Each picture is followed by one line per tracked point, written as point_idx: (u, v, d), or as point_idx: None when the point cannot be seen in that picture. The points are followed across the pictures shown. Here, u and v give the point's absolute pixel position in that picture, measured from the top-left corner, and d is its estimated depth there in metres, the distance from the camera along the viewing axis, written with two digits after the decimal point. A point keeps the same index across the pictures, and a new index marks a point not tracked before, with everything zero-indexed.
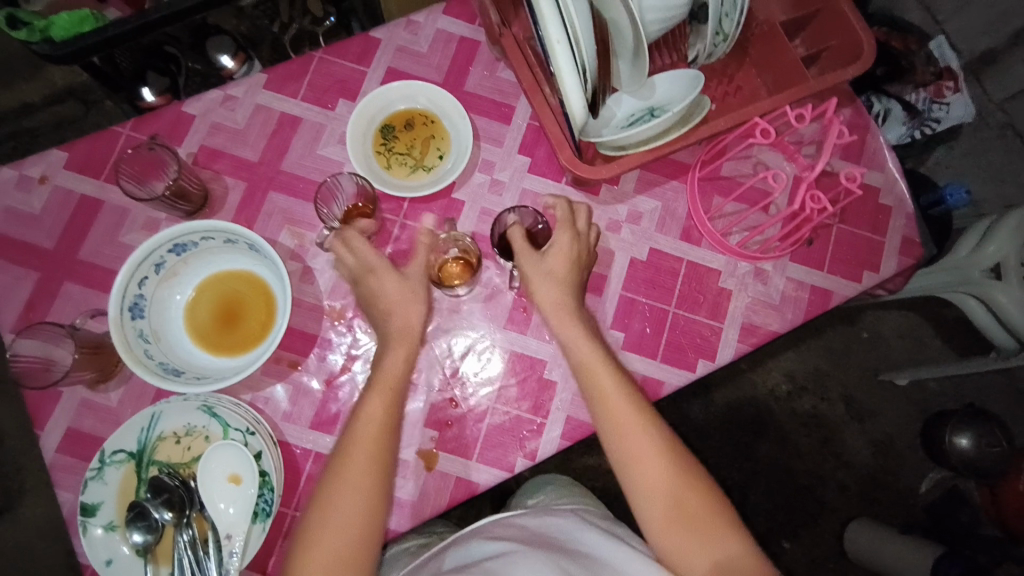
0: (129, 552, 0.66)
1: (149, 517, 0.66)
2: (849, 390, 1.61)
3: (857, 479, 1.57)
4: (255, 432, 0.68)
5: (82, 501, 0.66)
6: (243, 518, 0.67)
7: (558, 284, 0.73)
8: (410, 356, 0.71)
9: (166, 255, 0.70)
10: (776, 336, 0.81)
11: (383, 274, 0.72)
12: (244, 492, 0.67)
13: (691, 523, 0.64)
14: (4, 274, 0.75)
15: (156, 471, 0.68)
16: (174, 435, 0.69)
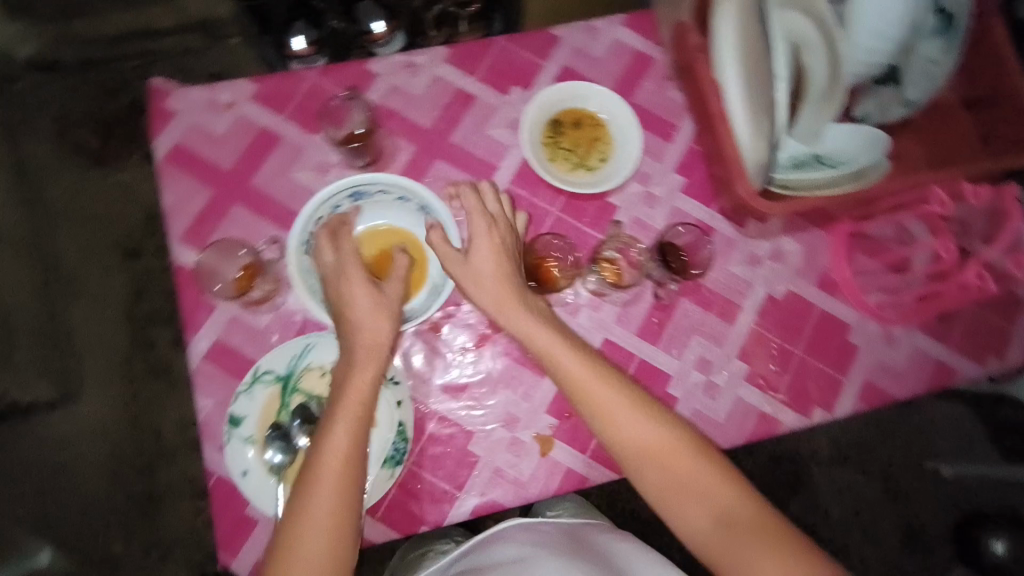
0: (262, 469, 0.68)
1: (290, 440, 0.69)
2: (890, 470, 1.60)
3: (881, 560, 1.56)
4: (398, 382, 0.74)
5: (231, 411, 0.69)
6: (374, 458, 0.70)
7: (484, 287, 0.69)
8: (356, 429, 0.61)
9: (344, 199, 0.75)
10: (892, 400, 0.83)
11: (352, 288, 0.67)
12: (379, 434, 0.71)
13: (720, 515, 0.59)
14: (177, 185, 0.78)
15: (299, 399, 0.71)
16: (320, 369, 0.72)
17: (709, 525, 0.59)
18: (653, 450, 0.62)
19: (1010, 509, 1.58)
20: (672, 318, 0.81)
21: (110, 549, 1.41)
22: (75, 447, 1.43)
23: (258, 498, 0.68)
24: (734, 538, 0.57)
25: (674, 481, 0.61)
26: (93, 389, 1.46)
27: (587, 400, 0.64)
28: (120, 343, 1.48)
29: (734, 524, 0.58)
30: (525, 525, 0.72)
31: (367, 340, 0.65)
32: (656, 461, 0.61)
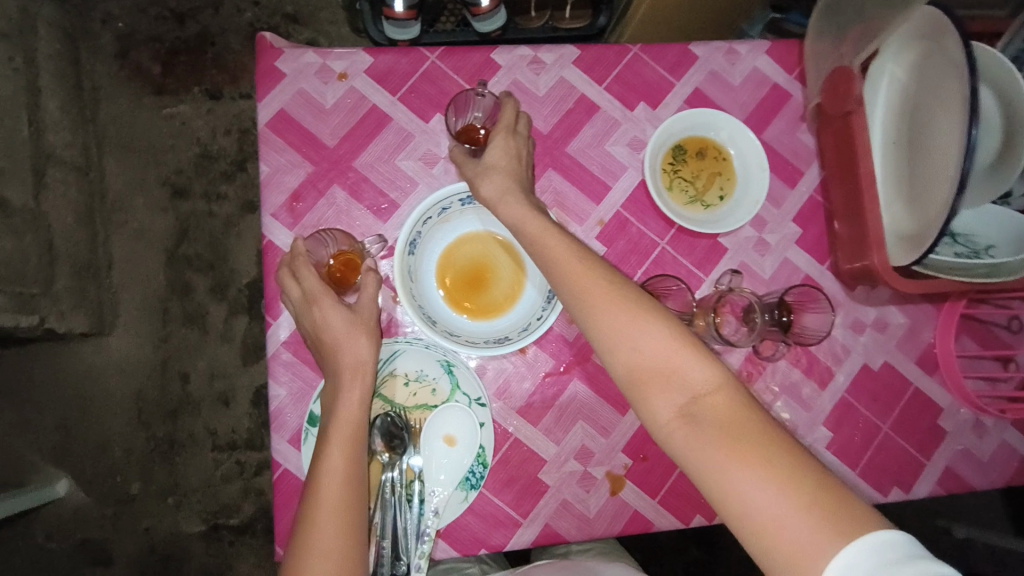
0: None
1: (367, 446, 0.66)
2: None
3: None
4: (484, 404, 0.68)
5: (311, 409, 0.68)
6: (449, 479, 0.68)
7: (498, 181, 0.67)
8: (353, 450, 0.60)
9: (454, 202, 0.71)
10: (972, 491, 0.80)
11: (322, 307, 0.65)
12: (456, 455, 0.68)
13: (690, 409, 0.49)
14: (278, 155, 0.73)
15: (379, 405, 0.68)
16: (404, 376, 0.69)
17: (671, 422, 0.49)
18: (623, 329, 0.52)
19: None
20: (764, 373, 0.77)
21: (128, 488, 1.41)
22: (100, 381, 1.41)
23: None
24: (700, 437, 0.47)
25: (640, 362, 0.51)
26: (126, 326, 1.44)
27: (562, 274, 0.57)
28: (157, 283, 1.45)
29: (702, 421, 0.48)
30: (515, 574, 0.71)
31: (339, 360, 0.63)
32: (627, 341, 0.52)
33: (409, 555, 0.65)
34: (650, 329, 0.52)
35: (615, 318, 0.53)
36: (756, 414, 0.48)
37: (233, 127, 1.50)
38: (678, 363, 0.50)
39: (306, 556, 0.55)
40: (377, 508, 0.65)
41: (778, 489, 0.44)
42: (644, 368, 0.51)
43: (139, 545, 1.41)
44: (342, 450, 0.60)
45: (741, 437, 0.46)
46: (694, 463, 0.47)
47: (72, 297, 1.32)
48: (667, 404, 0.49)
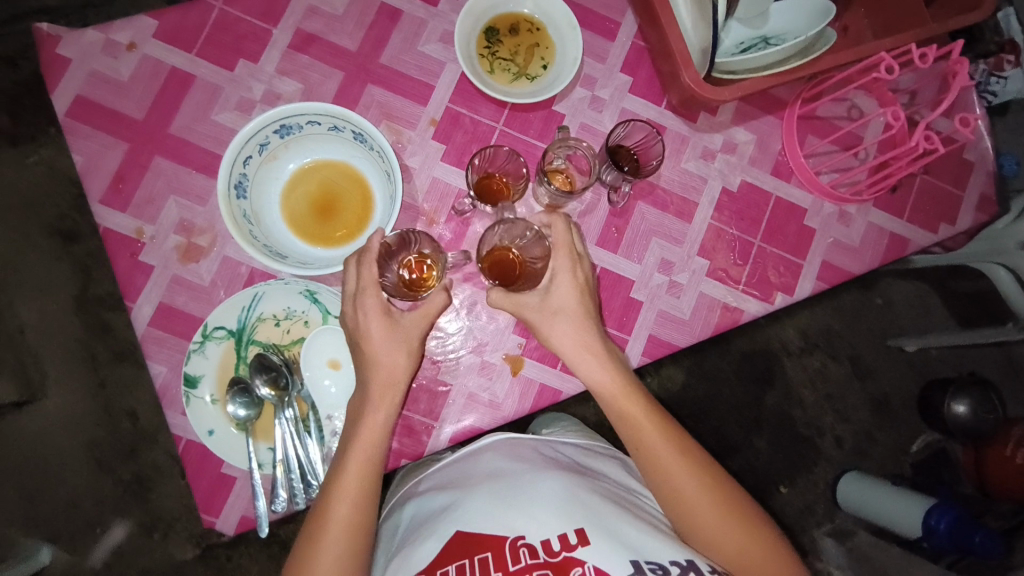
0: (228, 425, 0.67)
1: (252, 393, 0.67)
2: (857, 351, 1.70)
3: (854, 433, 1.68)
4: None
5: (185, 372, 0.66)
6: (342, 399, 0.70)
7: (568, 319, 0.71)
8: (373, 458, 0.64)
9: (270, 135, 0.68)
10: (852, 278, 0.84)
11: (371, 318, 0.66)
12: (344, 376, 0.69)
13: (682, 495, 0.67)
14: (89, 141, 0.71)
15: (256, 350, 0.68)
16: (274, 318, 0.68)
17: (668, 498, 0.68)
18: (640, 425, 0.70)
19: (971, 372, 1.70)
20: (630, 223, 0.79)
21: (111, 533, 1.42)
22: (48, 442, 1.41)
23: (229, 453, 0.67)
24: (693, 512, 0.67)
25: (650, 449, 0.70)
26: (58, 382, 1.42)
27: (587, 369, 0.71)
28: (76, 332, 1.43)
29: (692, 503, 0.67)
30: (509, 438, 0.75)
31: (386, 372, 0.66)
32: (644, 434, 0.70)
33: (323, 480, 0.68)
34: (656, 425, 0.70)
35: (594, 368, 0.71)
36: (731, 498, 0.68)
37: None
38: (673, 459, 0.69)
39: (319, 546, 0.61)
40: (280, 445, 0.67)
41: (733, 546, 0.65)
42: (618, 404, 0.71)
43: None
44: (367, 441, 0.65)
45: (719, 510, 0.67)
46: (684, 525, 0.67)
47: None
48: (636, 430, 0.70)
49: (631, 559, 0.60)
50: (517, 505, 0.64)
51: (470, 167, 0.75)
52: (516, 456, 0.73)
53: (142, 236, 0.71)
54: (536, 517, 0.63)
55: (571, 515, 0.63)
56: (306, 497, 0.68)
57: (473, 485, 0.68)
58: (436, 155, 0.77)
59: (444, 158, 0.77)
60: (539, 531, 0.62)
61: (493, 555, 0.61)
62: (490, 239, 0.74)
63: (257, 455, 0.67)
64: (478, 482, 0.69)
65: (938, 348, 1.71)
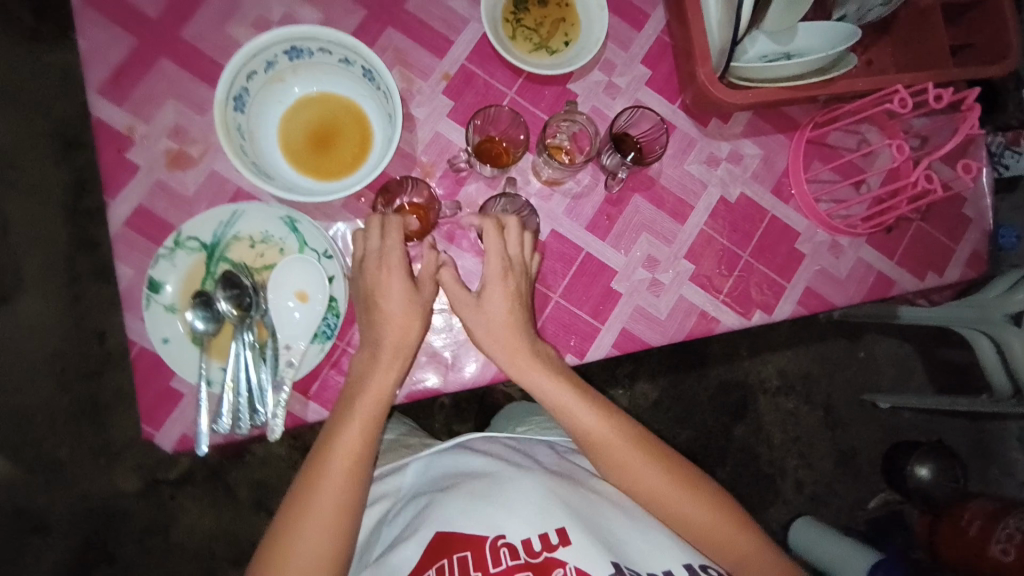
0: (184, 337, 0.66)
1: (213, 308, 0.67)
2: (831, 401, 1.70)
3: (815, 480, 1.68)
4: (331, 257, 0.69)
5: (150, 275, 0.66)
6: (302, 331, 0.68)
7: (501, 331, 0.70)
8: (371, 425, 0.66)
9: (279, 55, 0.67)
10: (834, 310, 0.83)
11: (393, 276, 0.67)
12: (310, 308, 0.68)
13: (662, 501, 0.69)
14: (99, 30, 0.71)
15: (226, 268, 0.68)
16: (249, 239, 0.69)
17: (649, 505, 0.70)
18: (604, 444, 0.70)
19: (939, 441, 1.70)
20: (623, 212, 0.79)
21: (55, 453, 1.39)
22: (8, 344, 1.39)
23: (179, 365, 0.66)
24: (674, 510, 0.69)
25: (620, 465, 0.70)
26: (33, 286, 1.41)
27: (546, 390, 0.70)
28: (60, 239, 1.42)
29: (672, 507, 0.69)
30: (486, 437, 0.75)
31: (396, 341, 0.67)
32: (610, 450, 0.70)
33: (264, 411, 0.66)
34: (621, 438, 0.71)
35: (582, 412, 0.70)
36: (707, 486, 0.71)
37: None
38: (648, 470, 0.70)
39: (306, 512, 0.62)
40: (231, 367, 0.66)
41: (716, 534, 0.69)
42: (611, 448, 0.70)
43: (73, 506, 1.39)
44: (366, 417, 0.65)
45: (698, 502, 0.69)
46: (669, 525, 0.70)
47: None
48: (626, 467, 0.70)
49: (612, 559, 0.60)
50: (494, 504, 0.64)
51: (471, 127, 0.75)
52: (494, 454, 0.72)
53: (133, 134, 0.70)
54: (515, 515, 0.63)
55: (551, 515, 0.63)
56: (248, 424, 0.66)
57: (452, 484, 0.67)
58: (442, 110, 0.76)
59: (448, 114, 0.76)
60: (518, 530, 0.62)
61: (472, 554, 0.60)
62: (492, 207, 0.74)
63: (207, 372, 0.66)
64: (453, 483, 0.68)
65: (912, 412, 1.71)
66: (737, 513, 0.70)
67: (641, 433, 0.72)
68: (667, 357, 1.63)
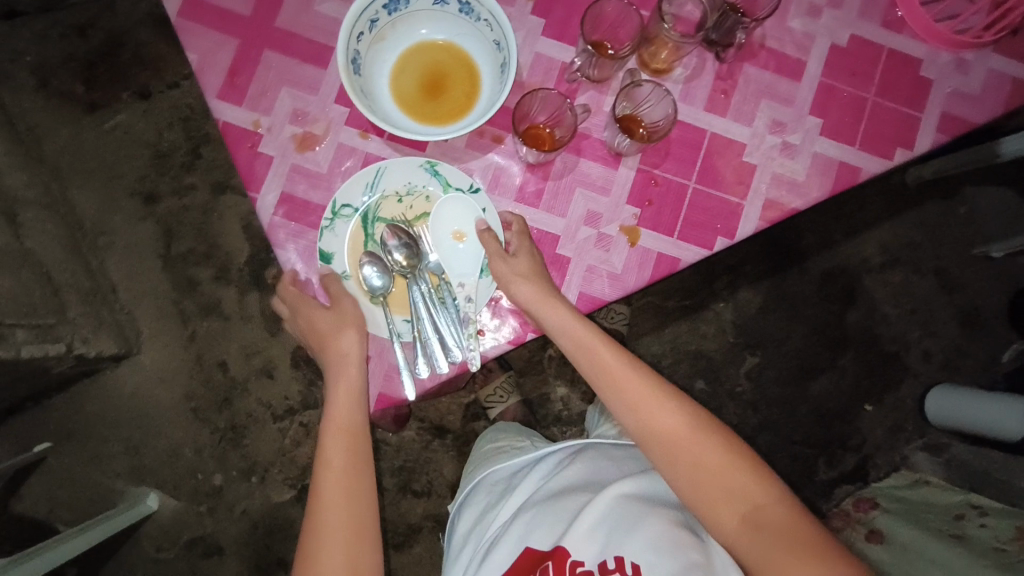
0: (365, 298, 0.72)
1: (383, 263, 0.72)
2: (941, 265, 1.64)
3: (943, 347, 1.62)
4: (479, 191, 0.73)
5: (320, 247, 0.72)
6: (471, 267, 0.73)
7: (530, 279, 0.70)
8: (347, 432, 0.70)
9: (380, 11, 0.68)
10: (975, 129, 0.79)
11: (310, 307, 0.72)
12: (469, 245, 0.73)
13: (699, 470, 0.73)
14: (202, 39, 0.73)
15: (382, 226, 0.73)
16: (396, 195, 0.73)
17: (684, 476, 0.73)
18: (646, 406, 0.77)
19: None
20: (737, 85, 0.77)
21: (212, 479, 1.48)
22: (147, 396, 1.48)
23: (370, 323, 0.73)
24: (710, 486, 0.72)
25: (661, 426, 0.75)
26: (153, 338, 1.48)
27: (597, 363, 0.80)
28: (165, 289, 1.49)
29: (708, 477, 0.72)
30: (575, 457, 0.94)
31: (337, 348, 0.71)
32: (652, 410, 0.76)
33: (458, 345, 0.72)
34: (662, 404, 0.76)
35: (633, 383, 0.78)
36: (745, 463, 0.73)
37: (175, 119, 1.49)
38: (689, 437, 0.74)
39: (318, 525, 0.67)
40: (415, 314, 0.73)
41: (750, 509, 0.70)
42: (655, 413, 0.76)
43: (242, 527, 1.48)
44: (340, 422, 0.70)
45: (736, 478, 0.72)
46: (702, 499, 0.72)
47: (90, 320, 1.34)
48: (663, 436, 0.75)
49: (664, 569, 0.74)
50: (578, 528, 0.82)
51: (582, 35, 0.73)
52: (581, 473, 0.91)
53: (259, 128, 0.73)
54: (596, 543, 0.80)
55: (622, 543, 0.79)
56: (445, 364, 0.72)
57: (554, 515, 0.86)
58: (535, 29, 0.75)
59: (543, 32, 0.75)
60: (594, 557, 0.80)
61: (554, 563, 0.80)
62: (618, 107, 0.74)
63: (394, 324, 0.73)
64: (551, 502, 0.88)
65: None
66: (779, 493, 0.71)
67: (687, 405, 0.77)
68: (762, 261, 1.60)
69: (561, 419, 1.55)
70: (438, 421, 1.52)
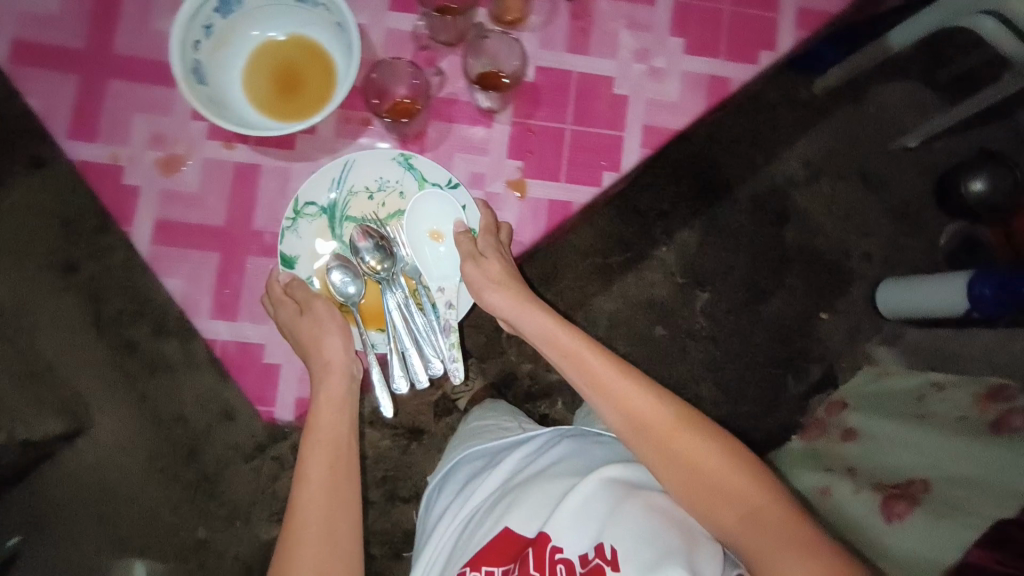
0: (338, 301, 0.74)
1: (355, 267, 0.74)
2: (863, 166, 1.69)
3: (880, 245, 1.67)
4: (457, 187, 0.74)
5: (281, 250, 0.72)
6: (450, 270, 0.77)
7: (503, 287, 0.74)
8: (333, 457, 0.70)
9: (212, 14, 0.67)
10: (833, 21, 0.80)
11: (285, 314, 0.70)
12: (444, 247, 0.77)
13: (698, 474, 0.80)
14: (40, 81, 0.71)
15: (350, 226, 0.74)
16: (366, 190, 0.74)
17: (687, 479, 0.80)
18: (648, 414, 0.85)
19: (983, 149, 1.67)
20: (593, 20, 0.77)
21: (195, 534, 1.45)
22: (110, 466, 1.44)
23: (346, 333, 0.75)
24: (706, 490, 0.79)
25: (664, 430, 0.83)
26: (103, 407, 1.44)
27: (598, 378, 0.88)
28: (102, 354, 1.44)
29: (705, 481, 0.79)
30: (564, 448, 0.97)
31: (319, 353, 0.70)
32: (655, 418, 0.84)
33: (443, 356, 0.77)
34: (664, 413, 0.84)
35: (635, 395, 0.86)
36: (743, 469, 0.80)
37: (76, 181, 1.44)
38: (689, 442, 0.82)
39: (298, 542, 0.66)
40: (391, 323, 0.75)
41: (745, 510, 0.76)
42: (658, 422, 0.84)
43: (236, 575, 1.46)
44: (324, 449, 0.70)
45: (735, 484, 0.78)
46: (701, 500, 0.79)
47: None
48: (666, 442, 0.83)
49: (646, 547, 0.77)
50: (563, 512, 0.84)
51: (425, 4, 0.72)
52: (567, 459, 0.95)
53: (118, 159, 0.71)
54: (577, 527, 0.83)
55: (605, 527, 0.82)
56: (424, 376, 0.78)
57: (539, 501, 0.88)
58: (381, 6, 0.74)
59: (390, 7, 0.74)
60: (577, 546, 0.82)
61: (535, 550, 0.82)
62: (474, 65, 0.73)
63: (369, 336, 0.76)
64: (537, 486, 0.91)
65: (943, 140, 1.70)
66: (777, 498, 0.77)
67: (689, 413, 0.85)
68: (694, 198, 1.63)
69: (531, 395, 1.55)
70: (410, 425, 1.50)
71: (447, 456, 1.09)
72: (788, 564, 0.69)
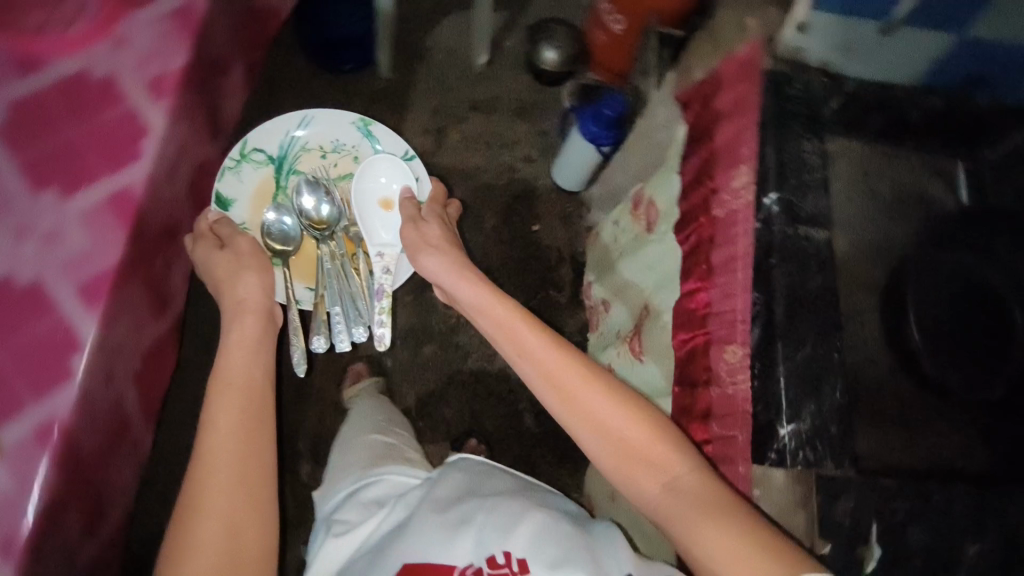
0: (280, 232, 1.01)
1: (297, 209, 1.01)
2: (470, 98, 1.76)
3: (532, 145, 1.76)
4: (414, 161, 1.07)
5: (220, 192, 0.97)
6: (392, 237, 1.01)
7: (442, 254, 0.92)
8: (250, 422, 0.77)
9: None
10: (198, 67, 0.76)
11: (224, 244, 0.87)
12: (385, 218, 1.01)
13: (616, 442, 0.73)
14: None
15: (297, 176, 1.05)
16: (320, 151, 1.07)
17: (604, 446, 0.73)
18: (568, 376, 0.77)
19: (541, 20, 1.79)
20: None
21: None
22: None
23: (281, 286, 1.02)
24: (626, 459, 0.72)
25: (578, 396, 0.76)
26: None
27: (519, 351, 0.81)
28: None
29: (626, 448, 0.72)
30: (467, 475, 0.92)
31: (230, 291, 0.85)
32: (570, 383, 0.77)
33: (360, 318, 1.03)
34: (585, 378, 0.77)
35: (552, 357, 0.79)
36: (673, 439, 0.72)
37: None
38: (605, 405, 0.75)
39: (205, 489, 0.72)
40: (321, 279, 1.02)
41: (663, 482, 0.69)
42: (573, 388, 0.77)
43: None
44: (240, 424, 0.76)
45: (662, 450, 0.71)
46: (621, 469, 0.72)
47: None
48: (581, 406, 0.75)
49: (551, 543, 0.76)
50: (466, 533, 0.80)
51: None
52: (466, 487, 0.89)
53: None
54: (477, 539, 0.78)
55: (505, 535, 0.77)
56: (356, 332, 1.04)
57: (448, 519, 0.82)
58: None
59: None
60: (472, 555, 0.78)
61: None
62: None
63: (296, 291, 1.03)
64: (444, 507, 0.85)
65: (510, 35, 1.81)
66: (707, 469, 0.69)
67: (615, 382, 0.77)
68: None
69: None
70: None
71: (334, 483, 1.00)
72: (707, 529, 0.63)
